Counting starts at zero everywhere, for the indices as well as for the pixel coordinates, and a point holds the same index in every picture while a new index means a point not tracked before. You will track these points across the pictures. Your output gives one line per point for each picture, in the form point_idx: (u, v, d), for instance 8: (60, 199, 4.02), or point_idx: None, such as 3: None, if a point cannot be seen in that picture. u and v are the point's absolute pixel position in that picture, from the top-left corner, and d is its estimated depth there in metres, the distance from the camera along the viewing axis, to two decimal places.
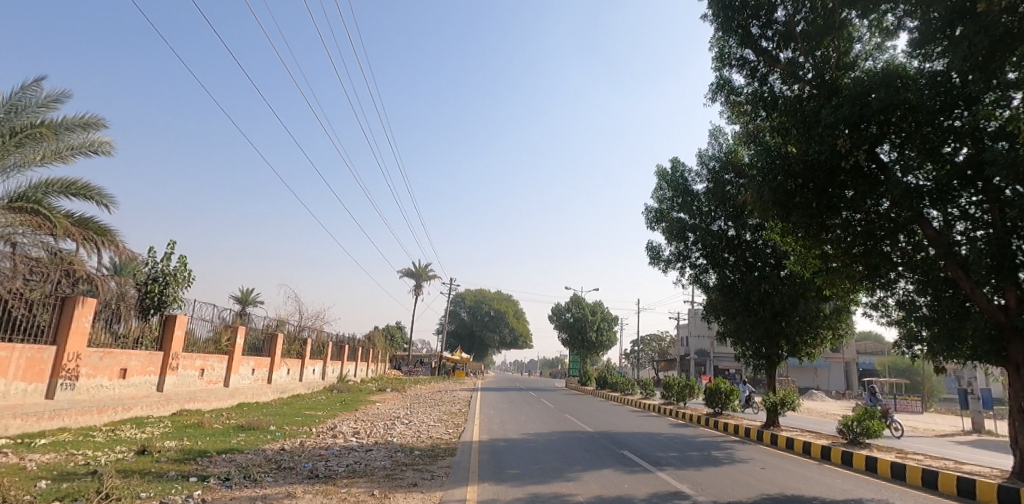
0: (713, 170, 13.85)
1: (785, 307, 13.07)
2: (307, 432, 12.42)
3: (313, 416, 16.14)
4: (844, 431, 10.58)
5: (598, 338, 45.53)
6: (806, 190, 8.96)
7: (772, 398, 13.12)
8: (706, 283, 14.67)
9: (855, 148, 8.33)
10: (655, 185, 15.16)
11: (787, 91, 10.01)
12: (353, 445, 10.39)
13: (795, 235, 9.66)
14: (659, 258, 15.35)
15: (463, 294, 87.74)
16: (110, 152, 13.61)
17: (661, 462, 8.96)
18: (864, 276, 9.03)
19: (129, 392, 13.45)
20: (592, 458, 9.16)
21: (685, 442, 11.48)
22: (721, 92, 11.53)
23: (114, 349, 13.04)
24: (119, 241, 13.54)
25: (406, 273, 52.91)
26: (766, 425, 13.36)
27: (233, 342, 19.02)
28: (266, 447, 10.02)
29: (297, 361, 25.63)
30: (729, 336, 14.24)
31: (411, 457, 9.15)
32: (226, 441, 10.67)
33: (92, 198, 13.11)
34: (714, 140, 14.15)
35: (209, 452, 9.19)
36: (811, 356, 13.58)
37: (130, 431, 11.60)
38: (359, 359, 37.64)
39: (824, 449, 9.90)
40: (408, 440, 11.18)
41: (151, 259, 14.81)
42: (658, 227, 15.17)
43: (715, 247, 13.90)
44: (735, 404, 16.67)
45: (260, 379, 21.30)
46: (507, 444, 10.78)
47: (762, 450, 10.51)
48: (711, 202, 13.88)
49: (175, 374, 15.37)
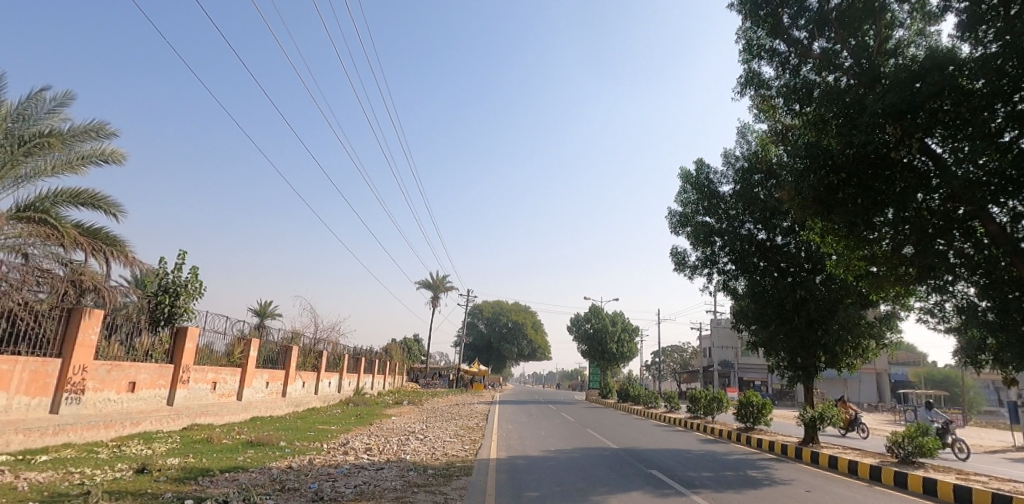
0: (741, 171, 13.21)
1: (821, 315, 12.35)
2: (318, 448, 11.92)
3: (326, 431, 15.63)
4: (894, 449, 9.75)
5: (619, 349, 44.61)
6: (849, 185, 8.29)
7: (810, 411, 12.30)
8: (735, 290, 13.95)
9: (906, 137, 7.62)
10: (679, 188, 14.53)
11: (824, 81, 9.32)
12: (364, 463, 9.83)
13: (838, 235, 8.96)
14: (684, 264, 14.66)
15: (481, 305, 87.13)
16: (120, 161, 13.39)
17: (694, 483, 8.25)
18: (916, 277, 8.31)
19: (138, 407, 13.08)
20: (619, 478, 8.49)
21: (717, 460, 10.73)
22: (750, 86, 10.87)
23: (123, 362, 12.68)
24: (129, 251, 13.24)
25: (424, 284, 52.57)
26: (804, 442, 12.52)
27: (247, 354, 18.64)
28: (273, 465, 9.51)
29: (312, 374, 25.23)
30: (761, 346, 13.47)
31: (425, 477, 8.55)
32: (233, 458, 10.18)
33: (100, 208, 12.90)
34: (743, 138, 13.52)
35: (213, 471, 8.69)
36: (851, 367, 12.74)
37: (137, 447, 11.18)
38: (376, 371, 37.20)
39: (874, 469, 9.10)
40: (422, 458, 10.57)
41: (162, 270, 14.51)
42: (682, 231, 14.52)
43: (745, 251, 13.16)
44: (767, 419, 15.80)
45: (274, 393, 20.90)
46: (527, 462, 10.14)
47: (803, 469, 9.73)
48: (737, 204, 13.19)
49: (186, 387, 14.99)
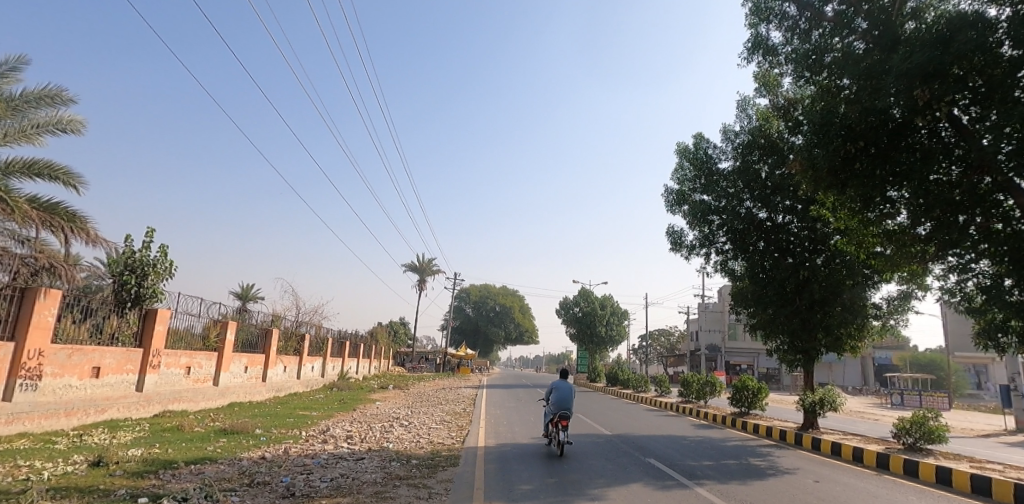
0: (743, 146, 12.63)
1: (824, 296, 11.88)
2: (296, 436, 11.26)
3: (307, 417, 14.98)
4: (902, 437, 9.32)
5: (607, 333, 44.38)
6: (866, 155, 7.73)
7: (810, 396, 11.88)
8: (734, 270, 13.48)
9: (934, 101, 6.98)
10: (676, 164, 13.95)
11: (838, 46, 8.70)
12: (343, 453, 9.19)
13: (849, 208, 8.45)
14: (680, 244, 14.12)
15: (468, 289, 86.38)
16: (79, 130, 12.50)
17: (696, 473, 7.74)
18: (934, 253, 7.81)
19: (103, 393, 12.29)
20: (616, 469, 7.94)
21: (715, 446, 10.27)
22: (758, 52, 10.24)
23: (85, 345, 11.87)
24: (90, 228, 12.35)
25: (410, 267, 51.76)
26: (803, 427, 12.11)
27: (223, 338, 17.82)
28: (245, 456, 8.87)
29: (294, 358, 24.50)
30: (760, 329, 13.01)
31: (409, 468, 7.94)
32: (201, 449, 9.49)
33: (58, 179, 12.12)
34: (744, 111, 12.92)
35: (176, 464, 8.00)
36: (854, 349, 12.31)
37: (99, 436, 10.44)
38: (361, 356, 36.50)
39: (881, 456, 8.66)
40: (406, 446, 9.96)
41: (128, 249, 13.65)
42: (678, 210, 14.01)
43: (744, 231, 12.62)
44: (762, 403, 15.42)
45: (253, 377, 20.15)
46: (517, 451, 9.58)
47: (806, 457, 9.28)
48: (737, 180, 12.61)
49: (157, 372, 14.19)
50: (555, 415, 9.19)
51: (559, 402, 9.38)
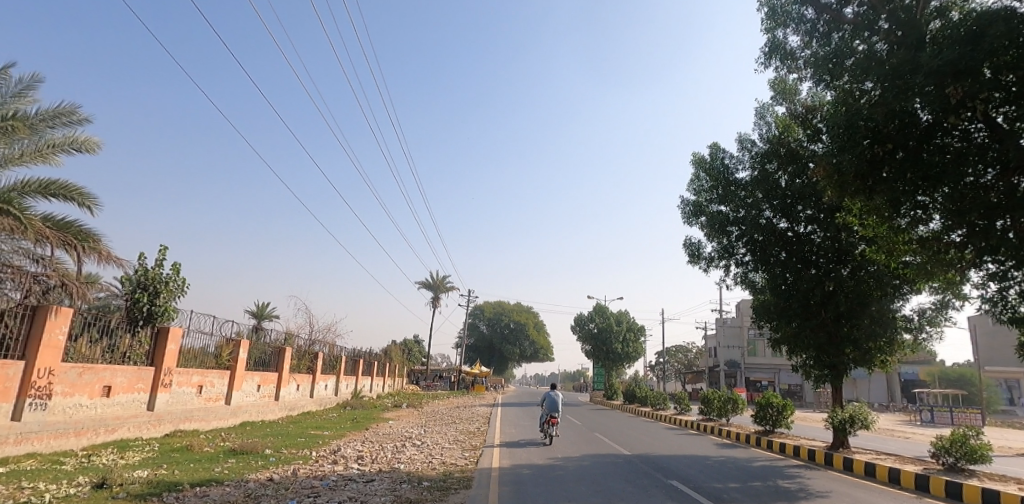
0: (762, 154, 12.30)
1: (851, 308, 11.42)
2: (305, 457, 11.00)
3: (318, 437, 14.71)
4: (940, 456, 8.82)
5: (624, 350, 43.70)
6: (895, 159, 7.37)
7: (839, 414, 11.38)
8: (755, 283, 13.09)
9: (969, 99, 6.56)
10: (692, 175, 13.67)
11: (860, 48, 8.39)
12: (352, 474, 8.89)
13: (878, 214, 8.08)
14: (698, 256, 13.78)
15: (483, 306, 86.01)
16: (94, 150, 12.56)
17: (721, 497, 7.34)
18: (970, 260, 7.38)
19: (114, 413, 12.13)
20: (637, 492, 7.56)
21: (740, 467, 9.80)
22: (776, 57, 9.98)
23: (96, 364, 11.76)
24: (103, 247, 12.32)
25: (424, 285, 51.65)
26: (833, 446, 11.58)
27: (235, 356, 17.68)
28: (252, 477, 8.61)
29: (307, 376, 24.32)
30: (785, 343, 12.57)
31: (420, 491, 7.61)
32: (209, 470, 9.25)
33: (73, 199, 12.11)
34: (762, 119, 12.62)
35: (181, 486, 7.75)
36: (884, 363, 11.81)
37: (108, 457, 10.26)
38: (375, 374, 36.25)
39: (921, 478, 8.17)
40: (418, 467, 9.64)
41: (141, 267, 13.68)
42: (696, 221, 13.70)
43: (765, 242, 12.24)
44: (788, 421, 14.83)
45: (266, 396, 19.99)
46: (532, 472, 9.20)
47: (838, 478, 8.81)
48: (756, 190, 12.26)
49: (168, 391, 14.04)
50: (547, 415, 13.38)
51: (551, 406, 13.61)
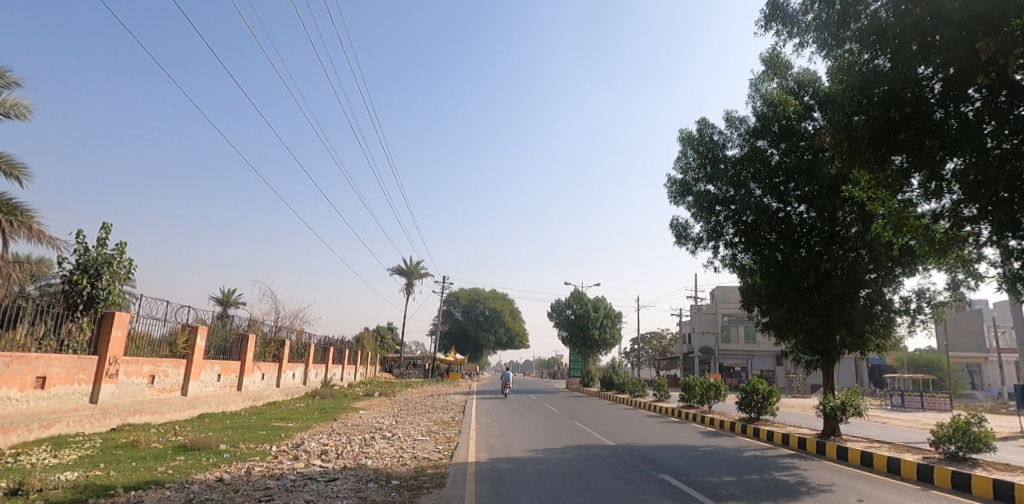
0: (754, 129, 11.66)
1: (847, 291, 10.99)
2: (263, 452, 10.09)
3: (282, 429, 13.80)
4: (939, 445, 8.42)
5: (601, 336, 43.36)
6: (912, 124, 6.80)
7: (830, 401, 10.95)
8: (743, 265, 12.61)
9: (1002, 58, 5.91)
10: (678, 152, 13.04)
11: (870, 9, 7.60)
12: (313, 472, 8.04)
13: (891, 185, 7.52)
14: (685, 237, 13.26)
15: (458, 292, 85.04)
16: (24, 116, 11.90)
17: (719, 493, 6.72)
18: (987, 236, 6.92)
19: (50, 406, 11.01)
20: (628, 489, 6.89)
21: (732, 458, 9.24)
22: (776, 20, 9.27)
23: (27, 353, 10.58)
24: (33, 223, 11.35)
25: (397, 271, 50.55)
26: (824, 434, 11.18)
27: (192, 344, 16.52)
28: (199, 478, 7.69)
29: (273, 364, 23.23)
30: (776, 327, 12.15)
31: (388, 491, 6.80)
32: (151, 470, 8.28)
33: (1, 169, 11.15)
34: (754, 92, 11.93)
35: (113, 490, 6.79)
36: (881, 348, 11.44)
37: (38, 455, 9.21)
38: (345, 362, 35.14)
39: (924, 469, 7.70)
40: (387, 463, 8.82)
41: (82, 246, 12.48)
42: (682, 202, 13.14)
43: (755, 222, 11.69)
44: (773, 408, 14.46)
45: (227, 386, 18.90)
46: (511, 467, 8.49)
47: (836, 470, 8.33)
48: (748, 168, 11.67)
49: (114, 382, 12.89)
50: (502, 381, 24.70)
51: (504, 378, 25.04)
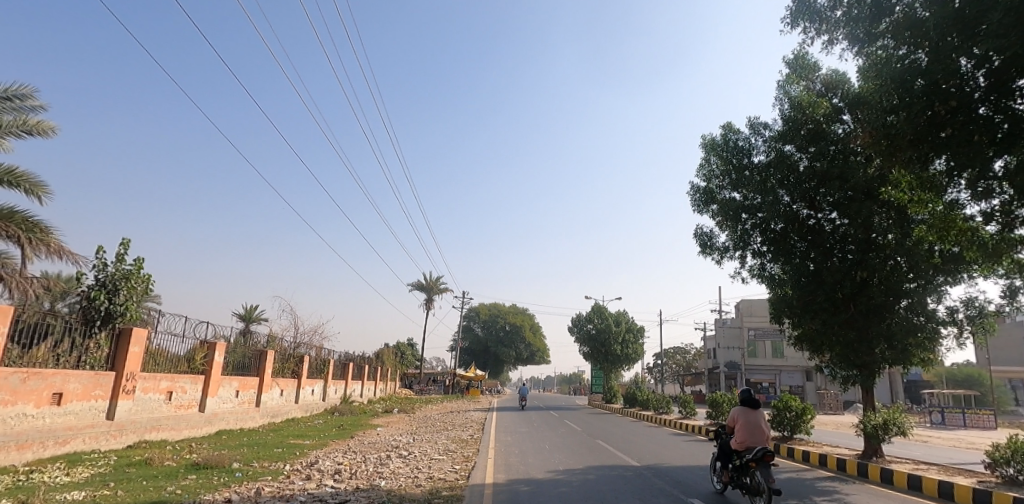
0: (781, 133, 11.21)
1: (885, 301, 10.42)
2: (275, 471, 9.82)
3: (297, 447, 13.53)
4: (995, 468, 7.84)
5: (624, 351, 42.53)
6: (957, 120, 6.33)
7: (871, 420, 10.30)
8: (772, 274, 12.10)
9: None
10: (702, 159, 12.66)
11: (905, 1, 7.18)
12: (323, 493, 7.72)
13: (934, 187, 7.05)
14: (710, 247, 12.83)
15: (478, 308, 84.71)
16: (50, 134, 11.93)
17: None
18: None
19: (66, 423, 10.90)
20: None
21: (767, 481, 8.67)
22: (803, 18, 8.87)
23: (43, 368, 10.50)
24: (52, 239, 11.41)
25: (417, 287, 50.47)
26: (865, 455, 10.51)
27: (210, 360, 16.40)
28: (207, 498, 7.43)
29: (292, 381, 23.08)
30: (809, 340, 11.59)
31: None
32: (160, 489, 8.04)
33: (21, 187, 11.19)
34: (780, 96, 11.48)
35: None
36: (924, 361, 10.80)
37: (51, 473, 9.06)
38: (365, 378, 34.93)
39: (982, 493, 7.05)
40: (401, 484, 8.47)
41: (101, 262, 12.48)
42: (706, 210, 12.72)
43: (784, 230, 11.22)
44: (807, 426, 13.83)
45: (245, 402, 18.76)
46: (531, 489, 8.06)
47: (883, 495, 7.71)
48: (774, 174, 11.22)
49: (131, 398, 12.78)
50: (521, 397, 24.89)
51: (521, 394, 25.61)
